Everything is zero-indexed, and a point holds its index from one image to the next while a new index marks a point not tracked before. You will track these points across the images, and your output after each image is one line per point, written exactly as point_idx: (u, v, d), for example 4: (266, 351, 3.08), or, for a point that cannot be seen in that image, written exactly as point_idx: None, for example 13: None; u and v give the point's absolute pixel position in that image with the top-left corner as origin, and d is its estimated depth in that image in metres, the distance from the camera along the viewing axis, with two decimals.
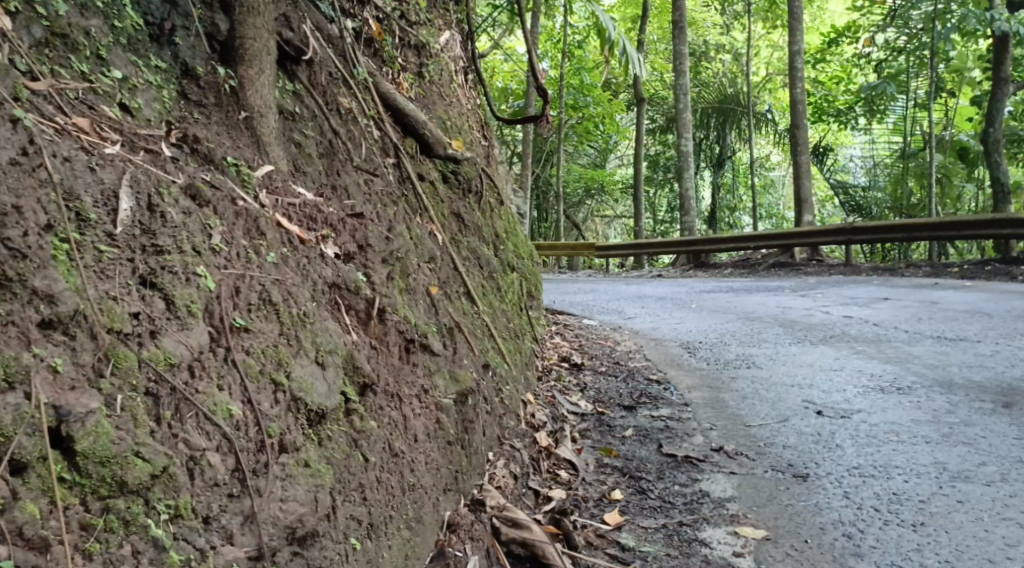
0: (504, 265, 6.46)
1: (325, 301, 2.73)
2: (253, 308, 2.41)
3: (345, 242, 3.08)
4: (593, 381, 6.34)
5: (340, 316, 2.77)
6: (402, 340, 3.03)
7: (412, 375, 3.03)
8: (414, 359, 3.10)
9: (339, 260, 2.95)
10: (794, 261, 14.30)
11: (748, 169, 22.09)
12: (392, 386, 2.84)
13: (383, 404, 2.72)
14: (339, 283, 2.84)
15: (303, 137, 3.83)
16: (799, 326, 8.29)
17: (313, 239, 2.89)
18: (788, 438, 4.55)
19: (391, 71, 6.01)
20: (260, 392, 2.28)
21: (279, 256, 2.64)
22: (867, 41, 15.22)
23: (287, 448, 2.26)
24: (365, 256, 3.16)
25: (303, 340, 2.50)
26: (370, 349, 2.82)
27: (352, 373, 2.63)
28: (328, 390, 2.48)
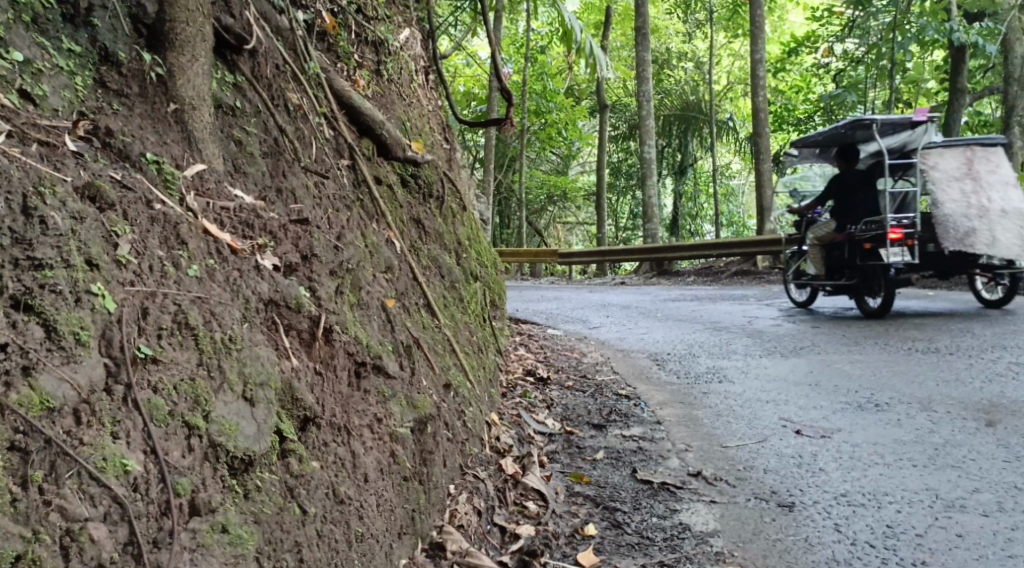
0: (466, 274, 6.12)
1: (261, 321, 2.37)
2: (164, 334, 2.05)
3: (288, 249, 2.72)
4: (559, 396, 6.02)
5: (279, 337, 2.40)
6: (352, 363, 2.68)
7: (362, 403, 2.68)
8: (365, 385, 2.75)
9: (278, 273, 2.57)
10: (758, 269, 14.12)
11: (710, 177, 22.00)
12: (340, 418, 2.48)
13: (328, 440, 2.37)
14: (277, 299, 2.47)
15: (244, 134, 3.48)
16: (768, 337, 8.07)
17: (249, 248, 2.54)
18: (768, 461, 4.27)
19: (346, 68, 5.67)
20: (169, 438, 1.92)
21: (202, 267, 2.28)
22: (828, 50, 15.19)
23: (200, 510, 1.90)
24: (309, 268, 2.75)
25: (229, 370, 2.14)
26: (314, 375, 2.46)
27: (289, 407, 2.27)
28: (257, 432, 2.12)
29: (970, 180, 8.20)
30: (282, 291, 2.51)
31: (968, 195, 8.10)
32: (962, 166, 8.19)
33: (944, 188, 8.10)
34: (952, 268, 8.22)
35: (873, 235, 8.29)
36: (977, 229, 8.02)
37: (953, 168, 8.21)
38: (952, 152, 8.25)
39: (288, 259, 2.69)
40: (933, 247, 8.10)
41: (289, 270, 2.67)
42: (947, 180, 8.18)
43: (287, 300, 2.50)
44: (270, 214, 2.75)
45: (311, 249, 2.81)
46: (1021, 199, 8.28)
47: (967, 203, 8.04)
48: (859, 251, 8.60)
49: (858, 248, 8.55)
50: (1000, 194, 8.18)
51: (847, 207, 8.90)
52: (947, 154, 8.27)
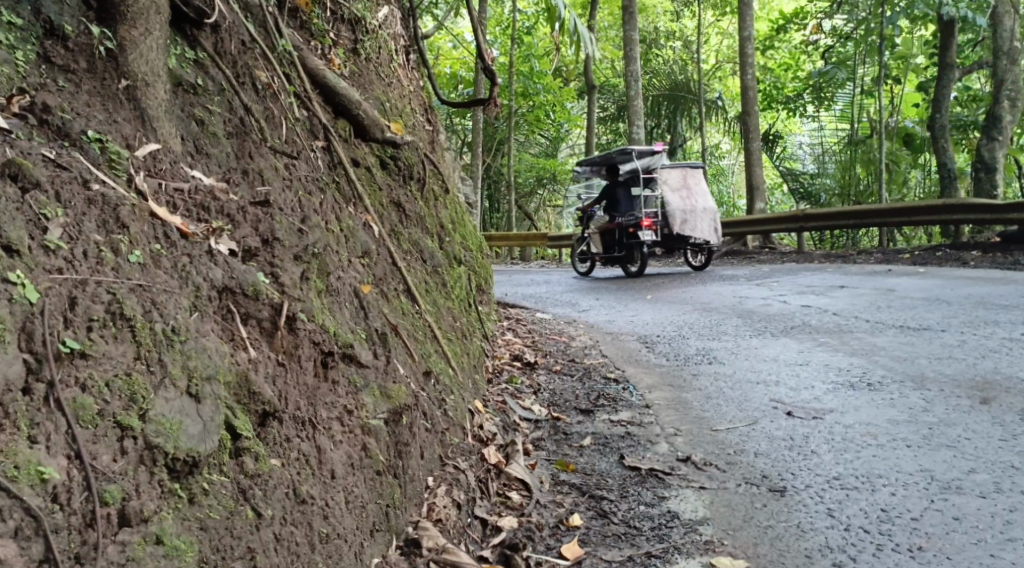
0: (449, 258, 5.96)
1: (213, 310, 2.21)
2: (95, 326, 1.89)
3: (247, 231, 2.56)
4: (547, 381, 5.88)
5: (235, 326, 2.26)
6: (320, 353, 2.52)
7: (331, 395, 2.53)
8: (334, 376, 2.59)
9: (235, 258, 2.42)
10: (747, 249, 13.96)
11: (699, 158, 21.88)
12: (305, 411, 2.34)
13: (290, 435, 2.23)
14: (233, 286, 2.31)
15: (206, 114, 3.33)
16: (758, 317, 7.94)
17: (203, 231, 2.39)
18: (760, 444, 4.14)
19: (320, 46, 5.51)
20: (98, 441, 1.77)
21: (145, 251, 2.13)
22: (816, 26, 15.03)
23: (130, 521, 1.74)
24: (271, 252, 2.59)
25: (171, 364, 1.99)
26: (276, 366, 2.32)
27: (245, 403, 2.14)
28: (202, 430, 1.96)
29: (684, 189, 12.13)
30: (238, 277, 2.36)
31: (683, 199, 12.00)
32: (680, 180, 12.08)
33: (670, 195, 11.95)
34: (678, 245, 12.07)
35: (632, 223, 11.83)
36: (690, 220, 11.83)
37: (674, 181, 12.08)
38: (675, 171, 12.18)
39: (247, 243, 2.53)
40: (666, 231, 11.91)
41: (250, 254, 2.52)
42: (672, 190, 12.05)
43: (244, 287, 2.35)
44: (229, 195, 2.60)
45: (272, 232, 2.64)
46: (713, 202, 12.29)
47: (682, 203, 11.93)
48: (624, 234, 12.07)
49: (624, 232, 11.99)
50: (703, 199, 12.11)
51: (616, 205, 12.32)
52: (671, 173, 12.14)
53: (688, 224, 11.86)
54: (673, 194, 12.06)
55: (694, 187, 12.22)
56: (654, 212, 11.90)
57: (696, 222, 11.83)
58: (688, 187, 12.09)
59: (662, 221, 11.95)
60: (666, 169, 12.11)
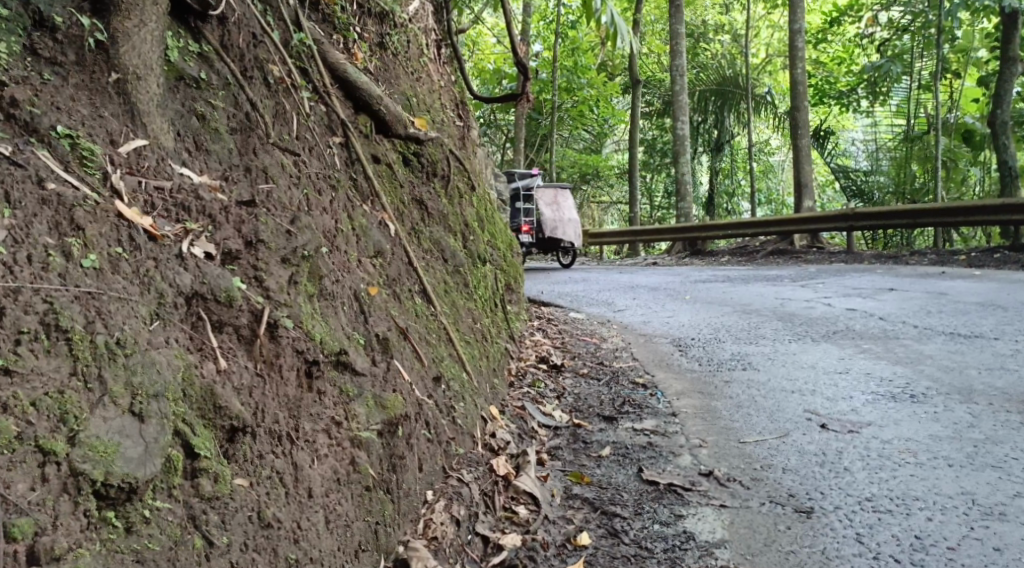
0: (474, 257, 5.80)
1: (179, 319, 2.15)
2: (24, 339, 1.81)
3: (229, 233, 2.47)
4: (572, 385, 5.71)
5: (204, 336, 2.20)
6: (303, 363, 2.42)
7: (315, 407, 2.42)
8: (320, 387, 2.47)
9: (210, 262, 2.34)
10: (793, 248, 13.59)
11: (747, 154, 21.44)
12: (282, 425, 2.26)
13: (263, 451, 2.17)
14: (203, 292, 2.25)
15: (208, 108, 3.23)
16: (799, 320, 7.66)
17: (176, 232, 2.32)
18: (788, 458, 3.93)
19: (343, 40, 5.41)
20: (15, 468, 1.68)
21: (101, 256, 2.06)
22: (871, 19, 14.56)
23: (40, 559, 1.64)
24: (254, 255, 2.49)
25: (112, 380, 1.91)
26: (253, 377, 2.26)
27: (209, 417, 2.08)
28: (143, 454, 1.88)
29: (555, 205, 14.30)
30: (210, 282, 2.29)
31: (554, 211, 14.17)
32: (551, 196, 14.28)
33: (544, 207, 14.12)
34: (551, 248, 14.12)
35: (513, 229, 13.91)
36: (561, 226, 13.99)
37: (547, 197, 14.26)
38: (547, 190, 14.34)
39: (228, 245, 2.45)
40: (541, 236, 13.99)
41: (231, 256, 2.43)
42: (544, 204, 14.19)
43: (216, 292, 2.27)
44: (213, 195, 2.51)
45: (257, 234, 2.54)
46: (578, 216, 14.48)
47: (554, 215, 14.06)
48: None
49: None
50: (569, 213, 14.33)
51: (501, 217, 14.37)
52: (544, 192, 14.30)
53: (558, 229, 13.98)
54: (546, 208, 14.18)
55: (564, 204, 14.45)
56: (531, 218, 13.97)
57: (564, 228, 14.03)
58: (557, 203, 14.29)
59: (537, 228, 14.03)
60: (541, 187, 14.25)
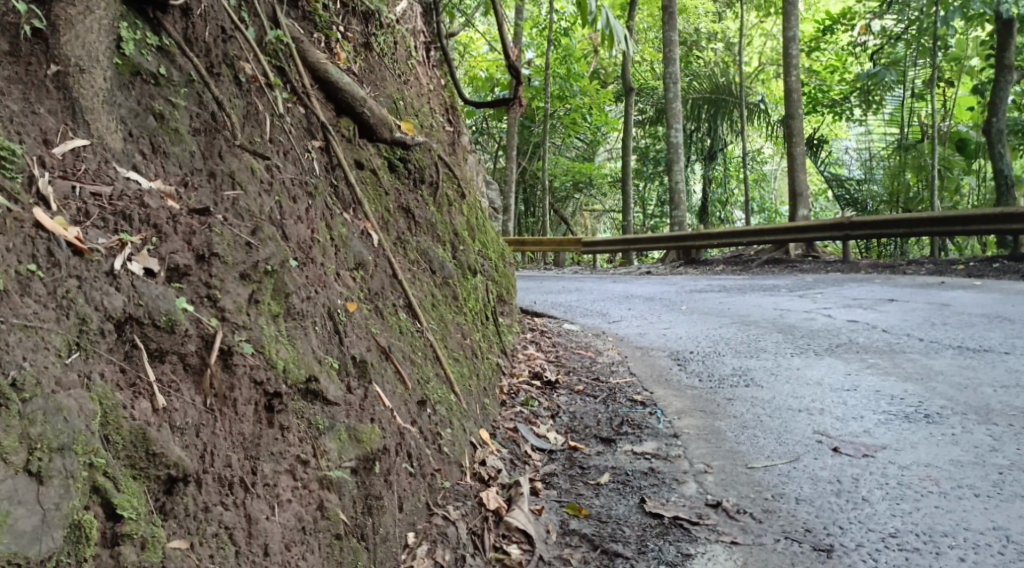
0: (463, 268, 5.50)
1: (107, 350, 1.89)
2: None
3: (178, 244, 2.18)
4: (568, 403, 5.40)
5: (139, 368, 1.93)
6: (263, 396, 2.16)
7: (276, 446, 2.14)
8: (283, 422, 2.20)
9: (150, 279, 2.06)
10: (788, 257, 13.33)
11: (740, 163, 21.22)
12: (234, 470, 2.00)
13: (210, 503, 1.92)
14: (140, 317, 1.98)
15: (167, 107, 2.95)
16: (801, 332, 7.39)
17: (111, 244, 2.04)
18: (801, 486, 3.64)
19: (325, 40, 5.12)
20: None
21: (10, 276, 1.79)
22: (864, 28, 14.30)
23: None
24: (206, 270, 2.21)
25: (2, 434, 1.61)
26: (201, 414, 2.00)
27: (139, 468, 1.82)
28: (39, 524, 1.60)
29: None
30: (148, 303, 2.02)
31: None
32: None
33: None
34: None
35: None
36: None
37: None
38: None
39: (176, 259, 2.16)
40: None
41: (178, 274, 2.15)
42: None
43: (155, 316, 2.01)
44: (160, 203, 2.24)
45: (210, 246, 2.26)
46: None
47: None
48: None
49: None
50: None
51: None
52: None
53: None
54: None
55: None
56: None
57: None
58: None
59: None
60: None
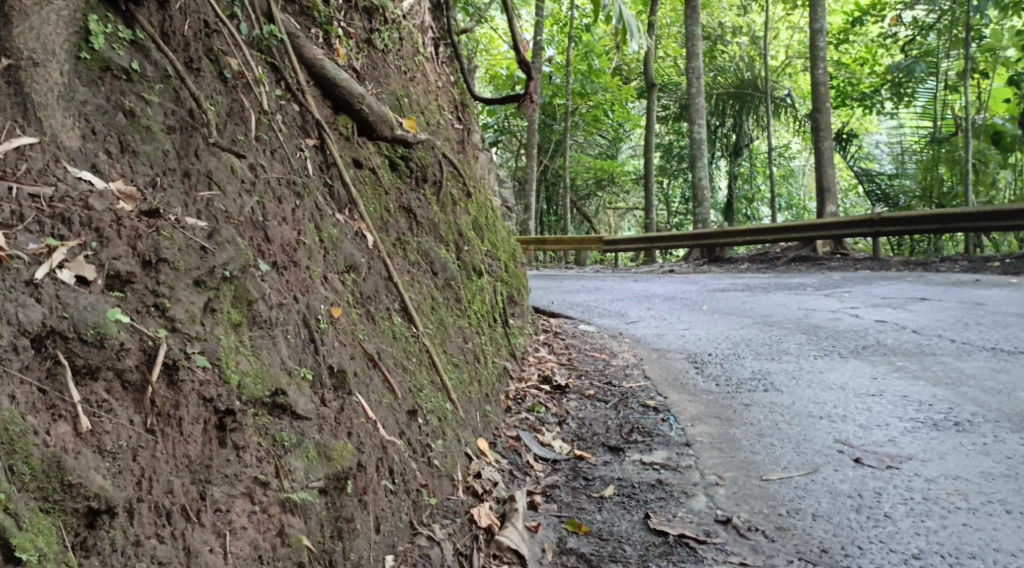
0: (469, 269, 5.32)
1: (19, 369, 1.79)
2: None
3: (122, 249, 2.09)
4: (577, 408, 5.20)
5: (62, 390, 1.84)
6: (213, 414, 2.08)
7: (227, 468, 2.07)
8: (238, 441, 2.13)
9: (83, 289, 1.97)
10: (815, 254, 12.99)
11: (767, 158, 20.89)
12: (174, 496, 1.92)
13: (142, 537, 1.83)
14: (63, 332, 1.89)
15: (139, 104, 2.77)
16: (825, 333, 7.14)
17: (39, 250, 1.94)
18: (817, 501, 3.43)
19: (324, 35, 4.96)
20: None
21: None
22: (894, 19, 13.97)
23: None
24: (152, 278, 2.12)
25: None
26: (139, 436, 1.92)
27: (53, 501, 1.73)
28: None
29: None
30: (74, 315, 1.92)
31: None
32: None
33: None
34: None
35: None
36: None
37: None
38: None
39: (117, 265, 2.07)
40: None
41: (121, 280, 2.06)
42: None
43: (81, 330, 1.92)
44: (107, 204, 2.14)
45: (159, 250, 2.16)
46: None
47: None
48: None
49: None
50: None
51: None
52: None
53: None
54: None
55: None
56: None
57: None
58: None
59: None
60: None
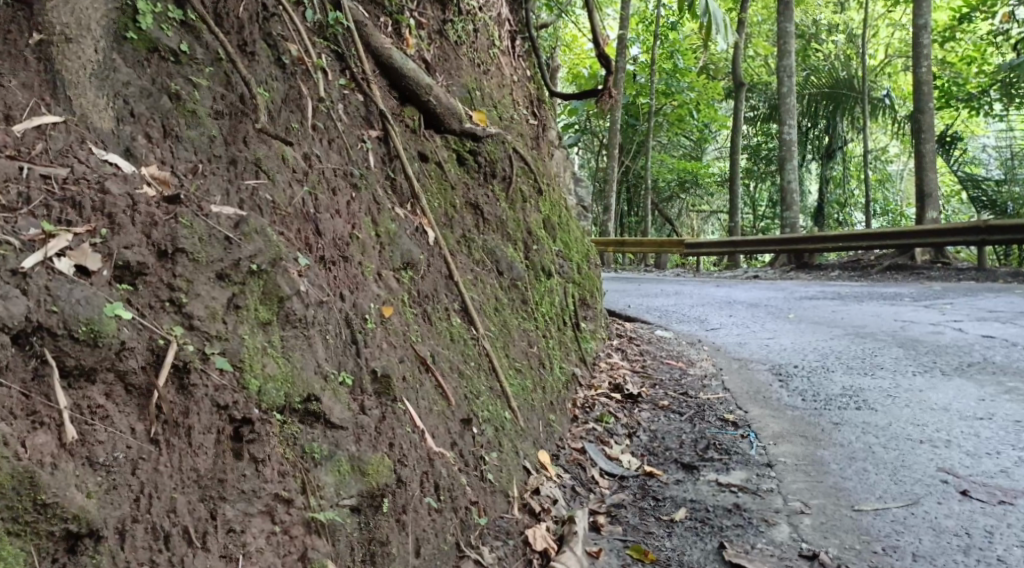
0: (538, 270, 5.09)
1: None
2: None
3: (134, 237, 2.08)
4: (648, 420, 4.90)
5: (47, 394, 1.83)
6: (228, 423, 2.06)
7: (242, 482, 2.05)
8: (254, 453, 2.10)
9: (84, 279, 1.96)
10: (912, 262, 12.29)
11: (861, 162, 20.08)
12: (174, 513, 1.90)
13: (133, 561, 1.81)
14: (55, 329, 1.87)
15: (187, 87, 2.61)
16: (923, 348, 6.66)
17: (38, 238, 1.94)
18: (918, 538, 3.14)
19: (393, 24, 4.80)
20: None
21: None
22: (1006, 15, 13.14)
23: None
24: (165, 273, 2.10)
25: None
26: (142, 446, 1.91)
27: (26, 523, 1.71)
28: None
29: None
30: (65, 310, 1.90)
31: None
32: None
33: None
34: None
35: None
36: None
37: None
38: None
39: (127, 255, 2.05)
40: None
41: (131, 273, 2.04)
42: None
43: (73, 326, 1.90)
44: (122, 190, 2.13)
45: (176, 240, 2.14)
46: None
47: None
48: None
49: None
50: None
51: None
52: None
53: None
54: None
55: None
56: None
57: None
58: None
59: None
60: None
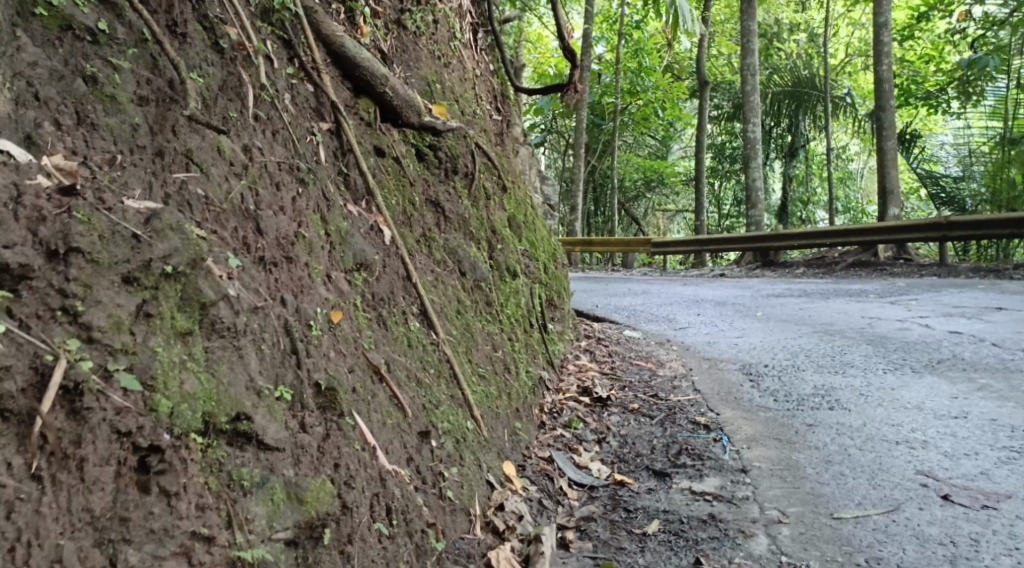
0: (502, 270, 4.86)
1: None
2: None
3: (18, 234, 1.84)
4: (619, 425, 4.70)
5: None
6: (131, 450, 1.84)
7: (149, 519, 1.82)
8: (165, 484, 1.87)
9: None
10: (877, 259, 12.22)
11: (823, 160, 20.12)
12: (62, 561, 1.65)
13: None
14: None
15: (106, 69, 2.35)
16: (893, 345, 6.53)
17: None
18: (902, 548, 2.95)
19: (348, 12, 4.54)
20: None
21: None
22: (963, 13, 13.07)
23: None
24: (54, 278, 1.86)
25: None
26: (23, 479, 1.66)
27: None
28: None
29: None
30: None
31: None
32: None
33: None
34: None
35: None
36: None
37: None
38: None
39: (8, 256, 1.81)
40: None
41: (12, 277, 1.80)
42: None
43: None
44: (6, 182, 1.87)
45: (70, 240, 1.91)
46: None
47: None
48: None
49: None
50: None
51: None
52: None
53: None
54: None
55: None
56: None
57: None
58: None
59: None
60: None
